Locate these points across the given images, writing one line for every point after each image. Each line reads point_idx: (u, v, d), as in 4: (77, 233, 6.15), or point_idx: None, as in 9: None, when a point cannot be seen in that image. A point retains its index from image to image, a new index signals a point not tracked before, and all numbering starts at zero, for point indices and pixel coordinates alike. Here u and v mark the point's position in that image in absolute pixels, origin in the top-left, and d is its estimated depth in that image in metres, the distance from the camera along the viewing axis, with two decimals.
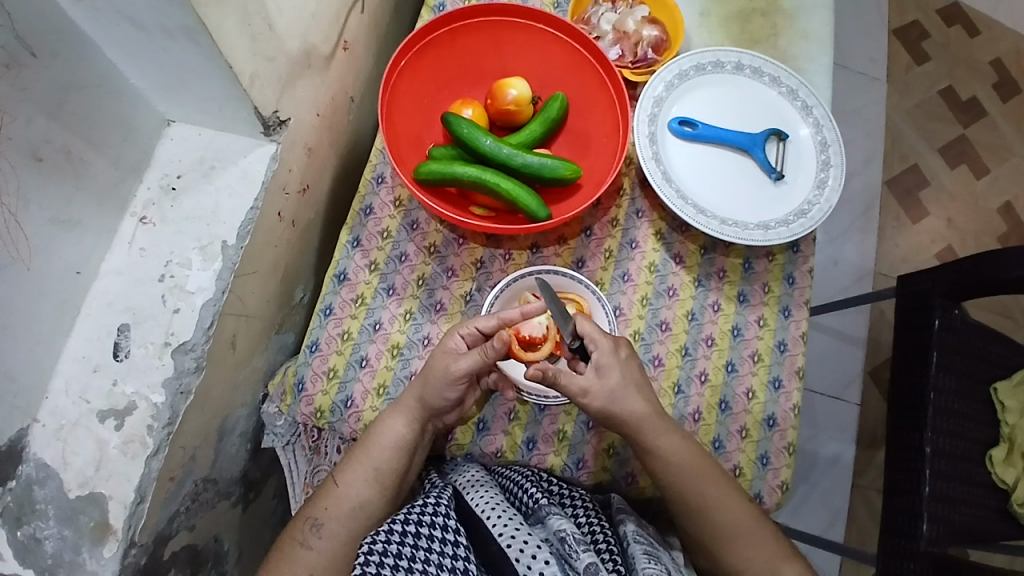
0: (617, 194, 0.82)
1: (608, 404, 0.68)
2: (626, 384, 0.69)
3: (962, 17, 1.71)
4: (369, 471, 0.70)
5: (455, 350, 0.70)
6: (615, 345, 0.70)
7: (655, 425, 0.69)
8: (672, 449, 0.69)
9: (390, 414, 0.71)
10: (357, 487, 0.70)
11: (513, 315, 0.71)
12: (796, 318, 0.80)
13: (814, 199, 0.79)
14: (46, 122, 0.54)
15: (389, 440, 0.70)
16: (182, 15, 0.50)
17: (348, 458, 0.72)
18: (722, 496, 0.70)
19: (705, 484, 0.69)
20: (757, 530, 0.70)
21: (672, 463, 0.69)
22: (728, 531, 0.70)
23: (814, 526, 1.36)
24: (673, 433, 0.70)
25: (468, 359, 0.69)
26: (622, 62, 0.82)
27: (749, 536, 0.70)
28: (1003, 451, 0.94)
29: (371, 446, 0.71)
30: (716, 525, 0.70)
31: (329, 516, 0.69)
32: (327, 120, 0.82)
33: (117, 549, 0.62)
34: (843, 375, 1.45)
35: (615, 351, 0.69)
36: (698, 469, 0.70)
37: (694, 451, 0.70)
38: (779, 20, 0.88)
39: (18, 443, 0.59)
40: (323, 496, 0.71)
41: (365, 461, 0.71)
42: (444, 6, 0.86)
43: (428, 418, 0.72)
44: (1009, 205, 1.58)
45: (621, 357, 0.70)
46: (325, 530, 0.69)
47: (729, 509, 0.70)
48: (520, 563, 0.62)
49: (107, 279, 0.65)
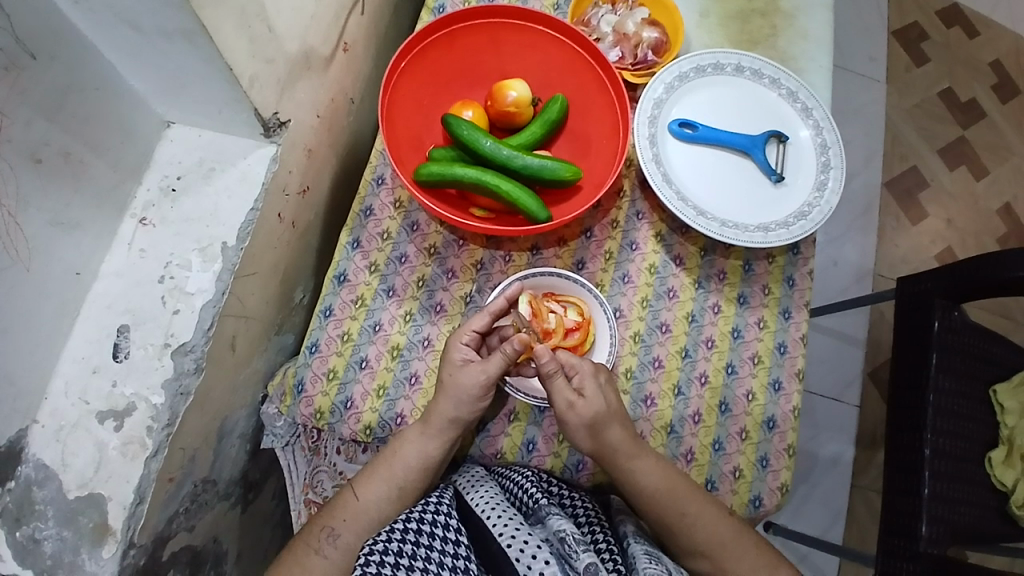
0: (617, 195, 0.82)
1: (590, 426, 0.69)
2: (611, 411, 0.70)
3: (962, 18, 1.71)
4: (392, 486, 0.71)
5: (465, 360, 0.71)
6: (595, 369, 0.71)
7: (629, 448, 0.70)
8: (647, 473, 0.70)
9: (418, 436, 0.71)
10: (379, 503, 0.71)
11: (500, 305, 0.73)
12: (796, 320, 0.80)
13: (814, 201, 0.79)
14: (45, 124, 0.54)
15: (415, 459, 0.71)
16: (182, 16, 0.50)
17: (369, 471, 0.72)
18: (702, 515, 0.70)
19: (685, 504, 0.70)
20: (739, 540, 0.71)
21: (649, 486, 0.70)
22: (713, 546, 0.71)
23: (813, 527, 1.37)
24: (648, 457, 0.70)
25: (492, 363, 0.70)
26: (623, 64, 0.82)
27: (731, 549, 0.71)
28: (1002, 453, 0.94)
29: (393, 462, 0.71)
30: (699, 543, 0.71)
31: (347, 527, 0.70)
32: (327, 121, 0.82)
33: (117, 551, 0.62)
34: (842, 376, 1.45)
35: (595, 374, 0.71)
36: (675, 491, 0.70)
37: (671, 475, 0.71)
38: (779, 20, 0.88)
39: (18, 444, 0.59)
40: (339, 507, 0.71)
41: (387, 477, 0.71)
42: (444, 7, 0.86)
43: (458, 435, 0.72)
44: (1008, 206, 1.58)
45: (601, 381, 0.71)
46: (341, 539, 0.70)
47: (712, 527, 0.70)
48: (520, 563, 0.61)
49: (107, 281, 0.65)
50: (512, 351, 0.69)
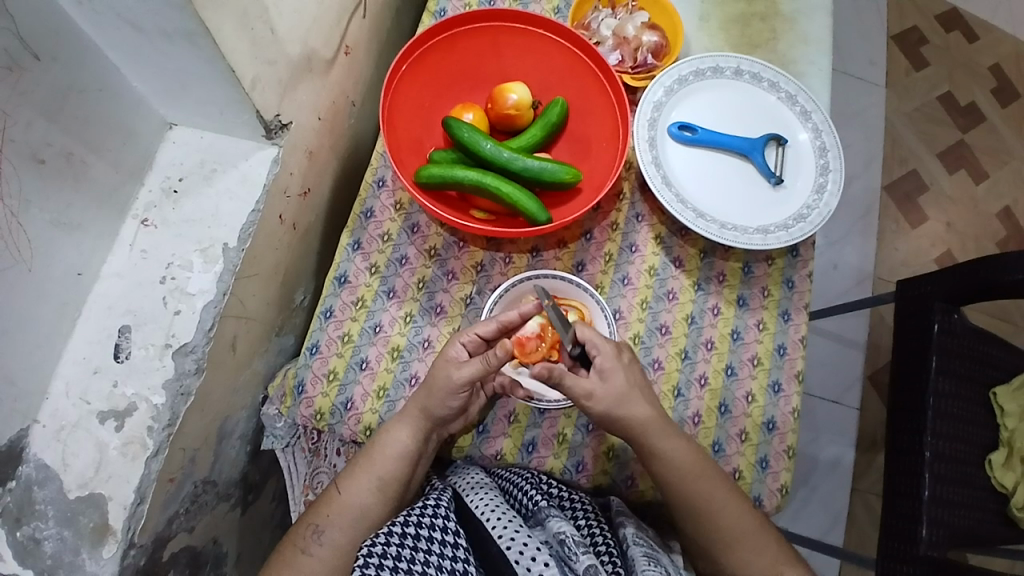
0: (617, 197, 0.82)
1: (612, 409, 0.68)
2: (631, 388, 0.69)
3: (961, 23, 1.71)
4: (372, 480, 0.71)
5: (457, 357, 0.70)
6: (617, 348, 0.70)
7: (661, 429, 0.69)
8: (677, 454, 0.69)
9: (394, 424, 0.71)
10: (361, 496, 0.71)
11: (512, 318, 0.71)
12: (796, 322, 0.80)
13: (814, 204, 0.79)
14: (46, 124, 0.55)
15: (395, 450, 0.71)
16: (184, 17, 0.51)
17: (352, 466, 0.72)
18: (724, 499, 0.70)
19: (710, 486, 0.70)
20: (757, 529, 0.71)
21: (677, 468, 0.69)
22: (733, 535, 0.70)
23: (814, 530, 1.36)
24: (678, 438, 0.70)
25: (467, 368, 0.68)
26: (622, 68, 0.83)
27: (750, 538, 0.70)
28: (1002, 455, 0.94)
29: (373, 454, 0.71)
30: (719, 529, 0.70)
31: (331, 523, 0.70)
32: (328, 124, 0.83)
33: (117, 551, 0.62)
34: (842, 380, 1.45)
35: (617, 355, 0.69)
36: (701, 473, 0.70)
37: (698, 457, 0.70)
38: (778, 24, 0.89)
39: (18, 444, 0.59)
40: (325, 504, 0.71)
41: (368, 470, 0.71)
42: (445, 10, 0.87)
43: (433, 429, 0.72)
44: (1008, 209, 1.58)
45: (624, 361, 0.70)
46: (326, 537, 0.69)
47: (733, 514, 0.70)
48: (519, 566, 0.61)
49: (107, 282, 0.65)
50: (494, 358, 0.67)
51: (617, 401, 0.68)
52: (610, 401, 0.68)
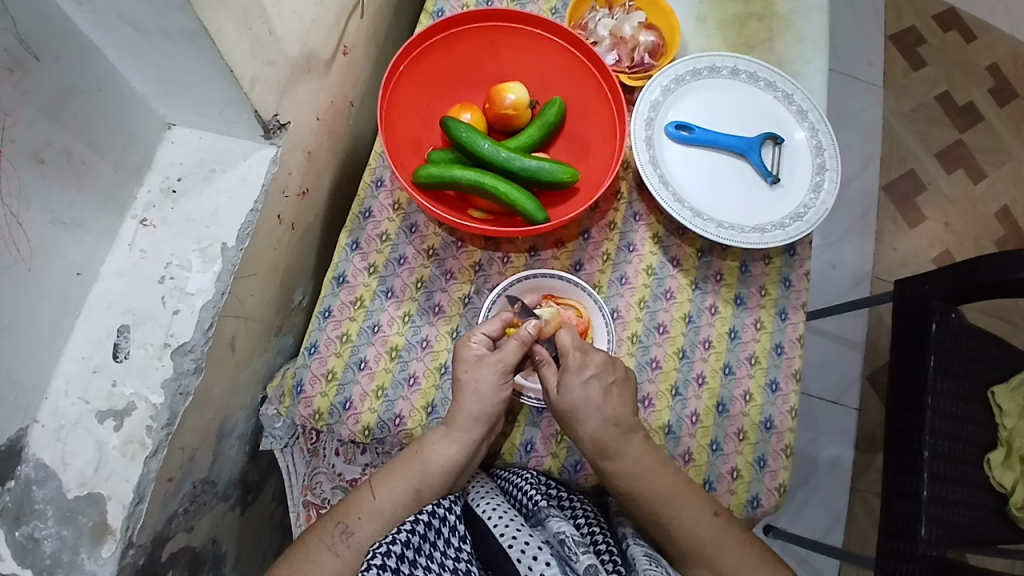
0: (614, 197, 0.83)
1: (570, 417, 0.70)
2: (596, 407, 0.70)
3: (959, 23, 1.72)
4: (410, 490, 0.70)
5: (480, 358, 0.71)
6: (583, 361, 0.70)
7: (608, 445, 0.70)
8: (621, 469, 0.71)
9: (442, 438, 0.70)
10: (394, 505, 0.69)
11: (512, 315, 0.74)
12: (793, 321, 0.80)
13: (810, 202, 0.79)
14: (48, 124, 0.55)
15: (437, 463, 0.70)
16: (184, 18, 0.51)
17: (387, 471, 0.71)
18: (677, 513, 0.69)
19: (659, 502, 0.70)
20: (722, 542, 0.69)
21: (626, 480, 0.71)
22: (691, 546, 0.69)
23: (813, 530, 1.36)
24: (627, 451, 0.71)
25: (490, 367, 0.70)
26: (619, 68, 0.83)
27: (710, 546, 0.69)
28: (1001, 454, 0.94)
29: (416, 463, 0.70)
30: (679, 542, 0.70)
31: (361, 525, 0.68)
32: (327, 124, 0.83)
33: (116, 550, 0.62)
34: (842, 380, 1.45)
35: (581, 369, 0.70)
36: (651, 486, 0.70)
37: (646, 471, 0.70)
38: (775, 24, 0.89)
39: (18, 443, 0.59)
40: (355, 505, 0.70)
41: (406, 479, 0.70)
42: (443, 11, 0.87)
43: (482, 439, 0.72)
44: (1006, 209, 1.59)
45: (586, 377, 0.70)
46: (355, 538, 0.68)
47: (688, 525, 0.69)
48: (520, 564, 0.62)
49: (107, 281, 0.65)
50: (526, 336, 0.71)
51: (568, 411, 0.70)
52: (564, 409, 0.71)
